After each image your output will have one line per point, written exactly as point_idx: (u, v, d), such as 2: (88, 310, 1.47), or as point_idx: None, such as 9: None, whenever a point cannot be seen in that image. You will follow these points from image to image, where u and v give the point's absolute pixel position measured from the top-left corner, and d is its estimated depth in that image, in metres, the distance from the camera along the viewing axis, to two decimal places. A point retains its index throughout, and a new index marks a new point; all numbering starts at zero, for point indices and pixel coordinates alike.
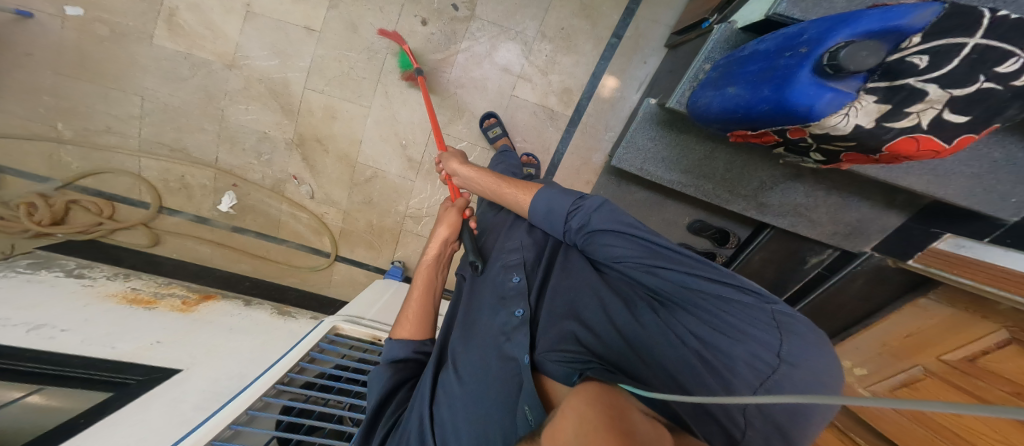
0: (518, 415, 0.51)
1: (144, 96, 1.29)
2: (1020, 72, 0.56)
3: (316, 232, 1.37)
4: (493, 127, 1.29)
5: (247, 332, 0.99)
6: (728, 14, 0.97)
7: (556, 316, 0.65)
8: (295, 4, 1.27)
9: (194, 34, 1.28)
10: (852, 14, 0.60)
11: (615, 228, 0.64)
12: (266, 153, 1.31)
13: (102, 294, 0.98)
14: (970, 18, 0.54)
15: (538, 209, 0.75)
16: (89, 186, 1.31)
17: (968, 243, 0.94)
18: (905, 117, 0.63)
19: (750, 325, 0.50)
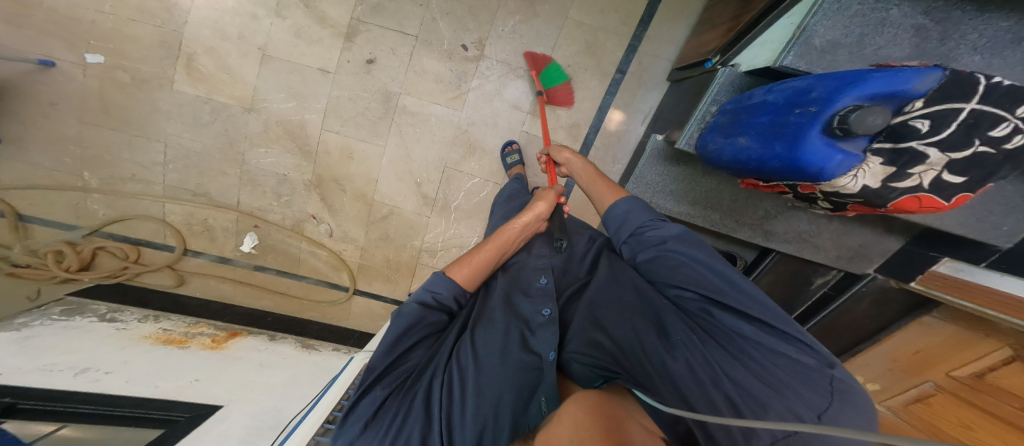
0: (533, 405, 0.59)
1: (166, 143, 1.33)
2: (1011, 136, 0.58)
3: (335, 267, 1.41)
4: (513, 154, 1.31)
5: (278, 367, 1.03)
6: (730, 57, 1.00)
7: (589, 322, 0.71)
8: (309, 46, 1.31)
9: (213, 78, 1.32)
10: (858, 75, 0.60)
11: (683, 255, 0.69)
12: (286, 194, 1.35)
13: (137, 336, 1.01)
14: (969, 85, 0.55)
15: (614, 213, 0.82)
16: (116, 232, 1.37)
17: (967, 268, 0.96)
18: (908, 178, 0.64)
19: (795, 384, 0.50)
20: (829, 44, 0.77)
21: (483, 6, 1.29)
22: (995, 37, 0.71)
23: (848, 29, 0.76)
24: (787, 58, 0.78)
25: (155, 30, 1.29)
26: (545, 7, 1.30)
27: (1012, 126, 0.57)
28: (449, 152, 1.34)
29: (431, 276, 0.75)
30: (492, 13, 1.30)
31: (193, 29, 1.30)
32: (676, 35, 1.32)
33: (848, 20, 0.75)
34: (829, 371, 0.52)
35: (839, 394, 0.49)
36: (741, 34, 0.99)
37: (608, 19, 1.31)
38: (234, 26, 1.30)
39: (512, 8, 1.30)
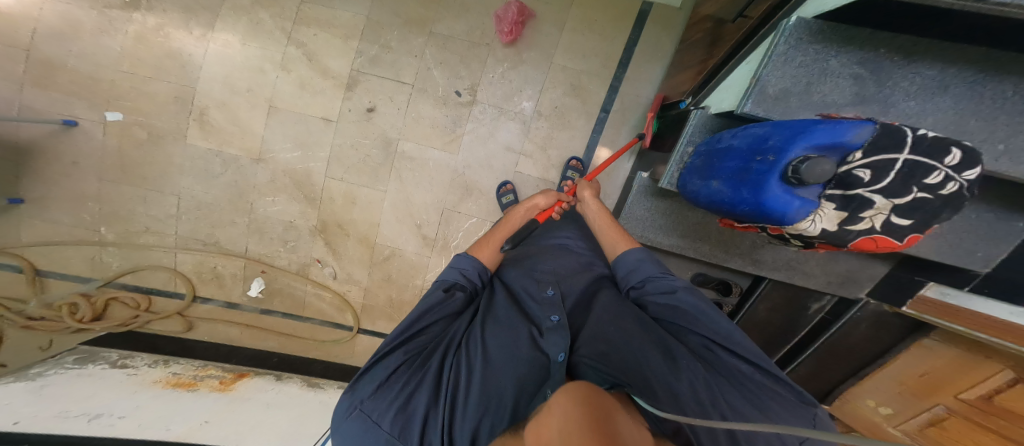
0: (537, 396, 0.57)
1: (179, 196, 1.41)
2: (944, 183, 0.59)
3: (339, 308, 1.44)
4: (508, 194, 1.36)
5: (284, 407, 1.06)
6: (701, 99, 1.07)
7: (596, 334, 0.70)
8: (313, 97, 1.39)
9: (222, 131, 1.40)
10: (806, 125, 0.62)
11: (689, 300, 0.71)
12: (292, 240, 1.40)
13: (148, 380, 1.05)
14: (898, 136, 0.58)
15: (626, 259, 0.85)
16: (128, 282, 1.41)
17: (955, 292, 0.97)
18: (860, 221, 0.65)
19: (784, 411, 0.57)
20: (783, 92, 0.79)
21: (474, 55, 1.38)
22: (923, 85, 0.73)
23: (798, 78, 0.77)
24: (745, 107, 0.81)
25: (170, 86, 1.38)
26: (531, 53, 1.38)
27: (942, 174, 0.58)
28: (448, 194, 1.39)
29: (457, 257, 0.83)
30: (482, 61, 1.38)
31: (205, 85, 1.39)
32: (653, 75, 1.39)
33: (797, 71, 0.77)
34: (810, 408, 0.58)
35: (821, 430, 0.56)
36: (710, 77, 1.07)
37: (590, 62, 1.38)
38: (243, 81, 1.38)
39: (500, 57, 1.38)
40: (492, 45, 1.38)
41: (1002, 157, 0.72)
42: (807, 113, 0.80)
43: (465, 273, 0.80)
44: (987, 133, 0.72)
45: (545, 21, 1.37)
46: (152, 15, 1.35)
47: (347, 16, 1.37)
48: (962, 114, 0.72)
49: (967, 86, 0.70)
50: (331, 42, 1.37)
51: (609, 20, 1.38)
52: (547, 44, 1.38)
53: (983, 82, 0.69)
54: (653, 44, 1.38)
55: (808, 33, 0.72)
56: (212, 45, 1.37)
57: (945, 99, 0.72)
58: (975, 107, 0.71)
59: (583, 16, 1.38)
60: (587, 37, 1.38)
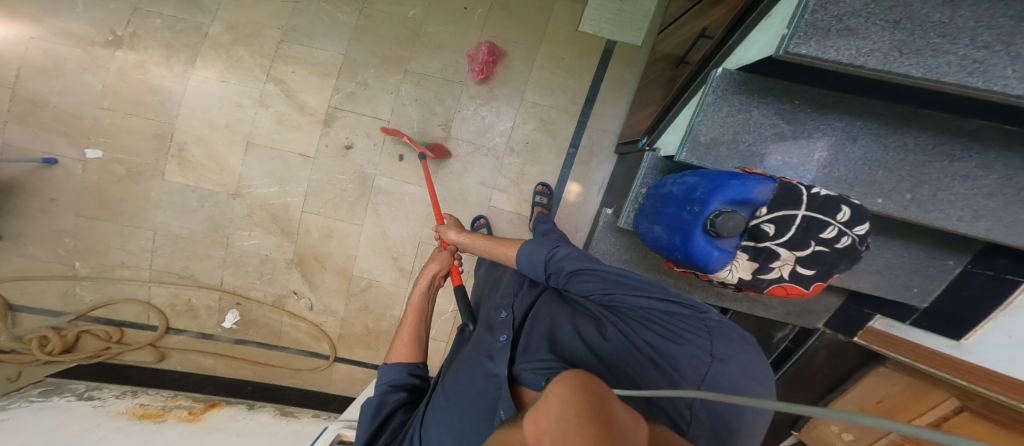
0: (495, 419, 0.53)
1: (156, 230, 1.42)
2: (838, 237, 0.69)
3: (316, 338, 1.45)
4: (482, 228, 1.42)
5: (253, 435, 1.07)
6: (654, 139, 1.17)
7: (534, 341, 0.66)
8: (290, 133, 1.41)
9: (200, 167, 1.42)
10: (725, 179, 0.74)
11: (587, 266, 0.76)
12: (268, 272, 1.41)
13: (113, 412, 1.06)
14: (797, 194, 0.68)
15: (522, 260, 0.86)
16: (101, 315, 1.40)
17: (898, 324, 1.07)
18: (772, 270, 0.74)
19: (691, 334, 0.61)
20: (713, 141, 0.87)
21: (447, 91, 1.42)
22: (838, 135, 0.84)
23: (726, 127, 0.85)
24: (680, 155, 0.88)
25: (150, 123, 1.41)
26: (502, 90, 1.44)
27: (835, 230, 0.69)
28: (423, 227, 1.44)
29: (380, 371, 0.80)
30: (455, 97, 1.42)
31: (184, 121, 1.42)
32: (618, 110, 1.46)
33: (725, 120, 0.84)
34: (702, 316, 0.65)
35: (719, 331, 0.63)
36: (660, 116, 1.17)
37: (559, 99, 1.45)
38: (222, 116, 1.42)
39: (473, 93, 1.43)
40: (465, 81, 1.43)
41: (910, 204, 0.84)
42: (733, 163, 0.88)
43: (395, 380, 0.79)
44: (894, 183, 0.84)
45: (515, 59, 1.43)
46: (133, 53, 1.39)
47: (324, 55, 1.41)
48: (869, 163, 0.85)
49: (869, 137, 0.83)
50: (308, 79, 1.41)
51: (575, 58, 1.44)
52: (517, 81, 1.44)
53: (883, 134, 0.83)
54: (617, 81, 1.45)
55: (733, 84, 0.80)
56: (192, 82, 1.41)
57: (855, 148, 0.85)
58: (880, 156, 0.84)
59: (551, 54, 1.44)
60: (555, 74, 1.45)
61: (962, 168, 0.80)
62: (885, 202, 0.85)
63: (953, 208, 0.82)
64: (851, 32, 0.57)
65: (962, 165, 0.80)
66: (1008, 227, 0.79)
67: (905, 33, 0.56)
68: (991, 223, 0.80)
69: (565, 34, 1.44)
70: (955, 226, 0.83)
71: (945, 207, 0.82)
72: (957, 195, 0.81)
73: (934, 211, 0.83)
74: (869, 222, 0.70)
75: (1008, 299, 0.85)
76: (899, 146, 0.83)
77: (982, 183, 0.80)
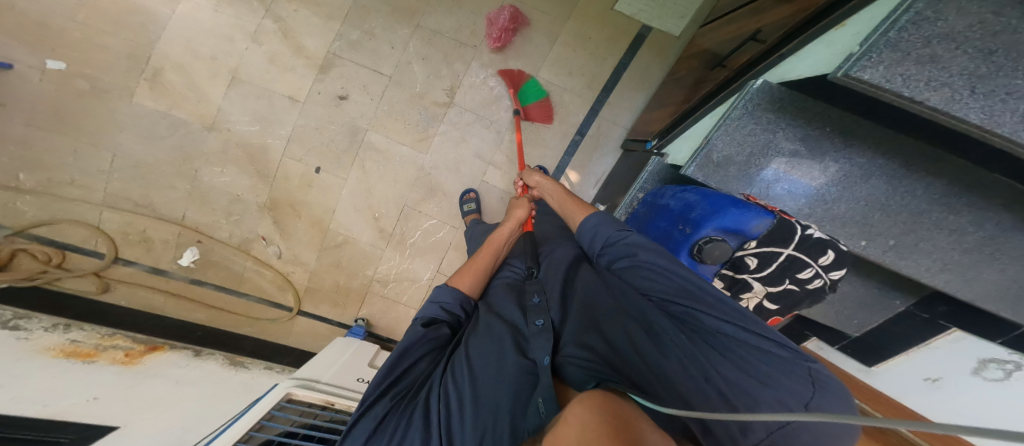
0: (530, 408, 0.58)
1: (116, 153, 1.31)
2: (813, 278, 0.87)
3: (281, 288, 1.38)
4: (469, 202, 1.38)
5: (195, 385, 1.02)
6: (664, 144, 1.20)
7: (583, 325, 0.71)
8: (281, 73, 1.34)
9: (177, 93, 1.34)
10: (723, 208, 0.88)
11: (656, 264, 0.76)
12: (236, 213, 1.33)
13: (38, 347, 0.94)
14: (790, 233, 0.84)
15: (587, 226, 0.93)
16: (41, 234, 1.27)
17: (826, 346, 1.25)
18: (741, 298, 0.94)
19: (780, 376, 0.58)
20: (726, 159, 0.93)
21: (459, 54, 1.37)
22: (854, 167, 0.86)
23: (743, 146, 0.91)
24: (689, 170, 0.96)
25: (125, 43, 1.30)
26: (517, 62, 1.40)
27: (813, 271, 0.86)
28: (410, 192, 1.39)
29: (438, 291, 0.86)
30: (466, 63, 1.38)
31: (164, 45, 1.32)
32: (635, 103, 1.46)
33: (743, 138, 0.90)
34: (803, 363, 0.60)
35: (818, 385, 0.58)
36: (678, 120, 1.17)
37: (575, 82, 1.43)
38: (209, 48, 1.33)
39: (486, 61, 1.38)
40: (480, 47, 1.37)
41: (889, 250, 0.88)
42: (736, 185, 0.97)
43: (446, 306, 0.83)
44: (885, 226, 0.88)
45: (536, 32, 1.40)
46: None
47: None
48: (871, 204, 0.88)
49: (883, 178, 0.85)
50: (311, 20, 1.33)
51: (603, 41, 1.42)
52: (533, 56, 1.40)
53: (896, 178, 0.84)
54: (643, 70, 1.44)
55: (766, 99, 0.85)
56: (180, 8, 1.32)
57: (864, 187, 0.87)
58: (884, 200, 0.86)
59: (577, 32, 1.40)
60: (577, 54, 1.42)
61: (953, 222, 0.82)
62: (867, 245, 0.90)
63: (925, 258, 0.86)
64: (931, 58, 0.52)
65: (953, 218, 0.81)
66: (965, 282, 0.83)
67: (992, 66, 0.50)
68: (951, 277, 0.84)
69: (598, 12, 1.40)
70: (919, 274, 0.87)
71: (919, 256, 0.86)
72: (935, 246, 0.85)
73: (906, 259, 0.87)
74: (846, 268, 0.86)
75: (928, 340, 1.00)
76: (907, 192, 0.84)
77: (966, 238, 0.81)
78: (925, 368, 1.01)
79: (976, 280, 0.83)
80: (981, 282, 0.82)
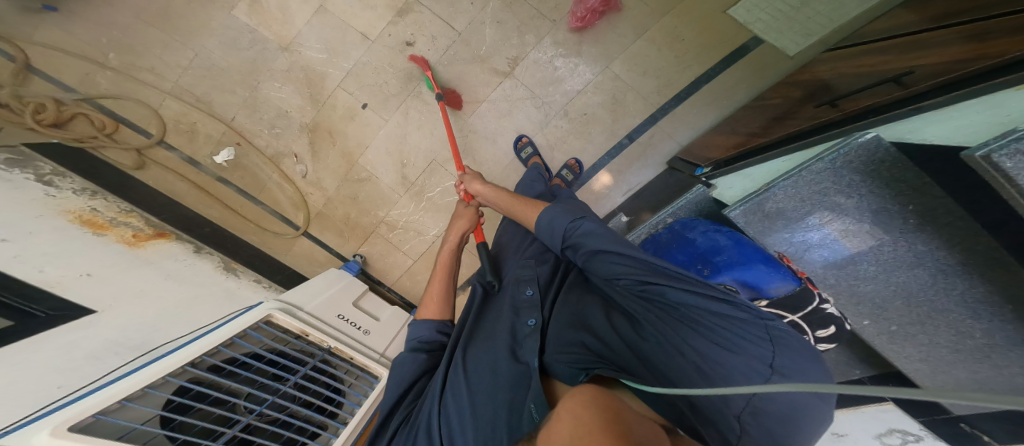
0: (524, 414, 0.54)
1: (195, 53, 1.38)
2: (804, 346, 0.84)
3: (295, 206, 1.38)
4: (525, 147, 1.41)
5: (185, 284, 1.00)
6: (714, 174, 1.16)
7: (565, 319, 0.66)
8: (363, 11, 1.35)
9: (267, 13, 1.36)
10: (751, 261, 0.90)
11: (607, 246, 0.65)
12: (279, 127, 1.38)
13: (57, 207, 0.95)
14: (804, 303, 0.82)
15: (542, 223, 0.78)
16: (106, 105, 1.35)
17: None
18: None
19: (743, 338, 0.49)
20: (775, 211, 0.91)
21: (533, 26, 1.35)
22: (902, 251, 0.72)
23: (802, 203, 0.86)
24: (735, 211, 0.95)
25: None
26: (591, 48, 1.38)
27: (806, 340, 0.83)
28: (443, 148, 1.39)
29: (412, 327, 0.81)
30: (539, 36, 1.36)
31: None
32: (701, 121, 1.41)
33: (808, 194, 0.83)
34: (761, 321, 0.51)
35: (778, 341, 0.49)
36: (748, 153, 1.06)
37: (645, 82, 1.40)
38: None
39: (560, 39, 1.37)
40: (558, 23, 1.36)
41: (887, 334, 0.79)
42: (776, 246, 0.96)
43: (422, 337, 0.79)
44: (897, 311, 0.76)
45: (626, 20, 1.36)
46: None
47: None
48: (898, 291, 0.75)
49: (930, 270, 0.69)
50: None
51: (696, 45, 1.37)
52: (611, 45, 1.38)
53: (944, 274, 0.67)
54: (729, 87, 1.38)
55: (863, 159, 0.72)
56: None
57: (905, 273, 0.73)
58: (914, 290, 0.72)
59: (672, 29, 1.36)
60: (660, 53, 1.38)
61: (963, 324, 0.67)
62: (870, 324, 0.81)
63: (912, 348, 0.77)
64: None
65: (970, 322, 0.65)
66: (932, 374, 0.76)
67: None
68: (923, 367, 0.77)
69: (705, 14, 1.35)
70: (895, 358, 0.80)
71: (909, 346, 0.77)
72: (931, 341, 0.74)
73: (894, 344, 0.79)
74: (837, 343, 0.84)
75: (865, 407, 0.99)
76: (945, 287, 0.67)
77: (966, 341, 0.67)
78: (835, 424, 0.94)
79: (946, 374, 0.75)
80: (947, 375, 0.75)
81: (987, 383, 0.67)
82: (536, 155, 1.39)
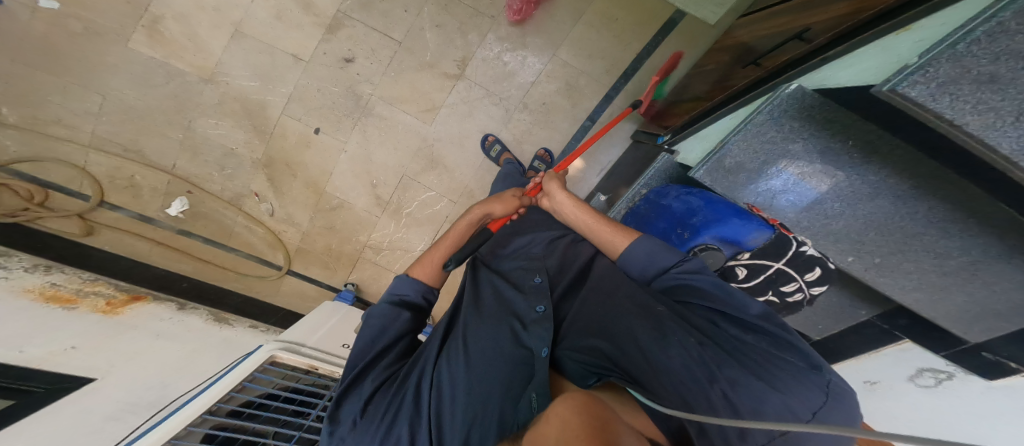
0: (523, 400, 0.56)
1: (107, 96, 1.23)
2: (794, 292, 0.90)
3: (271, 246, 1.36)
4: (494, 145, 1.37)
5: (176, 340, 1.01)
6: (677, 139, 1.19)
7: (590, 325, 0.69)
8: (286, 30, 1.24)
9: (174, 42, 1.23)
10: (727, 216, 0.93)
11: (696, 280, 0.71)
12: (230, 168, 1.30)
13: (17, 287, 0.92)
14: (784, 250, 0.85)
15: (636, 253, 0.78)
16: (23, 171, 1.21)
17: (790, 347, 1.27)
18: None
19: (795, 385, 0.55)
20: (735, 166, 0.87)
21: (474, 25, 1.28)
22: (864, 186, 0.75)
23: (755, 156, 0.83)
24: (698, 173, 0.90)
25: None
26: (535, 39, 1.33)
27: (796, 285, 0.88)
28: (410, 162, 1.37)
29: (397, 280, 0.78)
30: (481, 34, 1.30)
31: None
32: (651, 94, 1.42)
33: (759, 146, 0.80)
34: (820, 373, 0.57)
35: (833, 395, 0.56)
36: (700, 116, 1.13)
37: (593, 65, 1.37)
38: None
39: (503, 34, 1.31)
40: (498, 18, 1.29)
41: (872, 267, 0.84)
42: (745, 198, 0.94)
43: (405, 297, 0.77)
44: (875, 246, 0.82)
45: (560, 7, 1.31)
46: None
47: None
48: (869, 222, 0.79)
49: (891, 198, 0.73)
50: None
51: (632, 23, 1.35)
52: (555, 34, 1.33)
53: (903, 199, 0.72)
54: (668, 61, 1.39)
55: (796, 107, 0.73)
56: None
57: (868, 206, 0.77)
58: (881, 218, 0.77)
59: (603, 12, 1.33)
60: (601, 36, 1.35)
61: (942, 246, 0.73)
62: (853, 260, 0.86)
63: (902, 278, 0.82)
64: (991, 78, 0.38)
65: (945, 243, 0.72)
66: (932, 303, 0.81)
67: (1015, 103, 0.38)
68: (920, 295, 0.82)
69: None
70: (892, 291, 0.85)
71: (897, 275, 0.82)
72: (916, 267, 0.79)
73: (884, 277, 0.84)
74: (828, 284, 0.89)
75: (878, 348, 1.02)
76: (909, 214, 0.73)
77: (947, 262, 0.74)
78: (868, 371, 1.05)
79: (943, 301, 0.80)
80: (947, 303, 0.80)
81: (991, 305, 0.74)
82: (506, 152, 1.36)
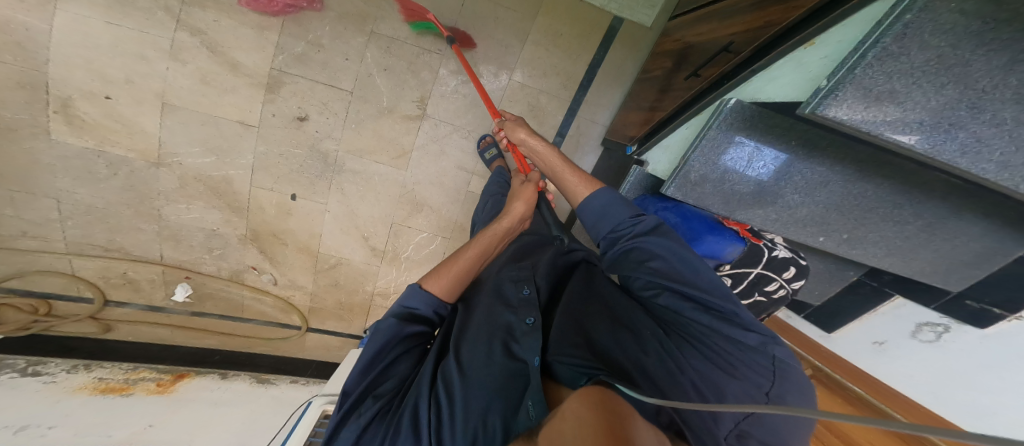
0: (522, 411, 0.49)
1: (60, 199, 1.14)
2: (777, 288, 0.99)
3: (284, 311, 1.43)
4: (489, 148, 1.26)
5: (232, 404, 1.13)
6: (643, 151, 1.13)
7: (571, 324, 0.65)
8: (221, 95, 1.10)
9: (101, 126, 1.09)
10: (704, 233, 0.96)
11: (656, 244, 0.64)
12: (218, 248, 1.29)
13: (70, 389, 1.00)
14: (756, 258, 0.95)
15: (592, 205, 0.73)
16: (16, 286, 1.20)
17: (795, 315, 1.32)
18: None
19: (747, 368, 0.58)
20: (702, 178, 0.79)
21: (423, 63, 1.17)
22: (823, 173, 0.71)
23: (718, 166, 0.76)
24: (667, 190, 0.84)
25: (7, 68, 0.99)
26: (488, 64, 1.21)
27: (777, 284, 0.97)
28: (395, 209, 1.34)
29: (405, 291, 0.65)
30: (433, 70, 1.18)
31: (60, 69, 1.02)
32: (611, 100, 1.31)
33: (720, 157, 0.75)
34: (767, 351, 0.59)
35: (780, 371, 0.58)
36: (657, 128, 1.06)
37: (550, 82, 1.26)
38: (117, 68, 1.04)
39: (455, 67, 1.19)
40: (445, 52, 1.17)
41: (843, 243, 0.81)
42: (714, 202, 0.83)
43: (417, 311, 0.67)
44: (841, 225, 0.78)
45: (502, 26, 1.18)
46: None
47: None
48: (830, 208, 0.76)
49: (842, 183, 0.71)
50: (240, 32, 1.05)
51: (575, 36, 1.22)
52: (504, 57, 1.21)
53: (856, 180, 0.70)
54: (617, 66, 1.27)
55: (740, 120, 0.69)
56: (60, 18, 0.98)
57: (824, 194, 0.74)
58: (846, 200, 0.73)
59: (547, 30, 1.21)
60: (551, 52, 1.23)
61: (901, 215, 0.73)
62: (825, 240, 0.82)
63: (874, 248, 0.80)
64: (890, 95, 0.43)
65: (900, 211, 0.73)
66: (905, 264, 0.81)
67: (940, 100, 0.43)
68: (893, 260, 0.81)
69: (568, 5, 1.20)
70: (865, 260, 0.83)
71: (868, 246, 0.81)
72: (883, 236, 0.78)
73: (859, 249, 0.82)
74: (805, 277, 0.98)
75: (876, 307, 1.06)
76: (859, 193, 0.72)
77: (906, 228, 0.75)
78: (873, 332, 1.09)
79: (914, 260, 0.80)
80: (920, 263, 0.80)
81: (956, 256, 0.76)
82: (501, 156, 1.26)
